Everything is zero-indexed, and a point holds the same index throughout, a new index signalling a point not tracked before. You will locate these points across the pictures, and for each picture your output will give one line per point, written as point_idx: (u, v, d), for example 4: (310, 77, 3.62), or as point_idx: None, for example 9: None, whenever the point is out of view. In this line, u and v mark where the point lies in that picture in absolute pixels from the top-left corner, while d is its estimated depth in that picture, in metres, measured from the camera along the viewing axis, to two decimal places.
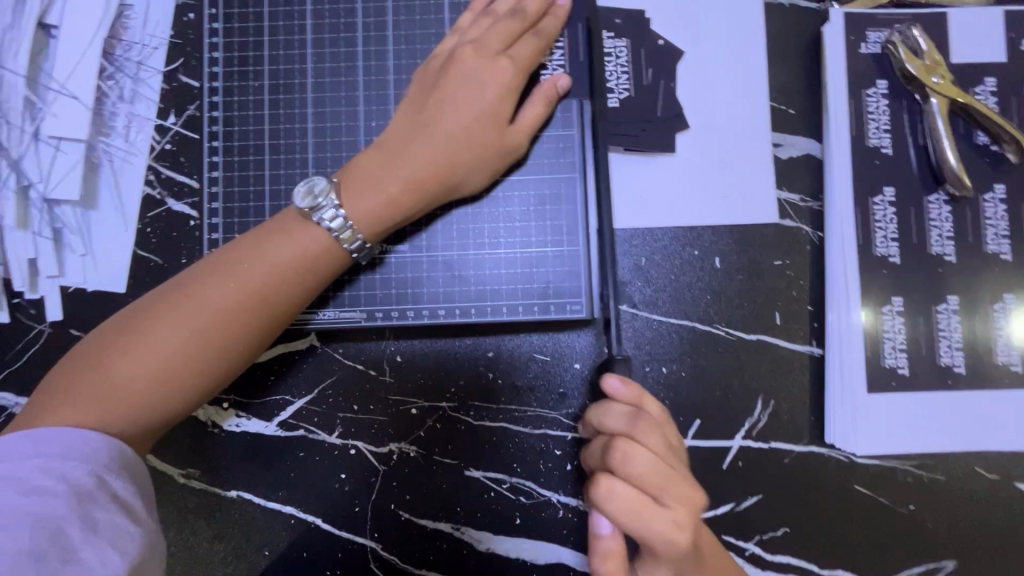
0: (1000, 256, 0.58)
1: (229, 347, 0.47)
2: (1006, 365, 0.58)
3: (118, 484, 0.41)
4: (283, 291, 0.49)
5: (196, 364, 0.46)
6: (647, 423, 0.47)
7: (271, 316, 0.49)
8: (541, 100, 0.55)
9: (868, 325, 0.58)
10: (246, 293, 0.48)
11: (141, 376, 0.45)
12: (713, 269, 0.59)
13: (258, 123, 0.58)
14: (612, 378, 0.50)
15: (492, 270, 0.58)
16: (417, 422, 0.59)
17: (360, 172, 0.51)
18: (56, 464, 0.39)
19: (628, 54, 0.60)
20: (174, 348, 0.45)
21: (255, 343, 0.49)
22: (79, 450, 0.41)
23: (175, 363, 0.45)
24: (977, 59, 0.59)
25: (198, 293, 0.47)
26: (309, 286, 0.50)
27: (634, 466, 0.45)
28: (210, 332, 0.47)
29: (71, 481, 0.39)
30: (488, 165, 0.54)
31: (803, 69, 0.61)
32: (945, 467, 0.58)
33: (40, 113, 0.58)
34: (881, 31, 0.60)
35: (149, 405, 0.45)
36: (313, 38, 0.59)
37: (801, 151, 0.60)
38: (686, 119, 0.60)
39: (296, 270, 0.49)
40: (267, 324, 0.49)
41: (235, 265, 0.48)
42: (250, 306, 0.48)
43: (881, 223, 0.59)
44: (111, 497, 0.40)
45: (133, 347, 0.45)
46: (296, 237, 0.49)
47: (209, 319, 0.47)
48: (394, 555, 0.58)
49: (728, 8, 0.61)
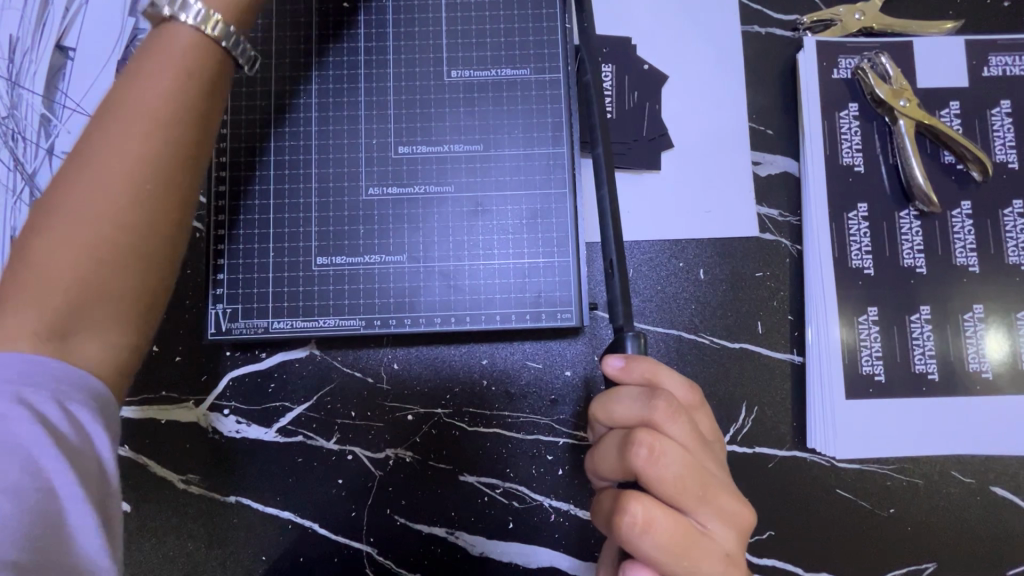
0: (968, 268, 0.61)
1: (146, 200, 0.37)
2: (978, 371, 0.60)
3: (83, 414, 0.34)
4: (169, 113, 0.38)
5: (118, 228, 0.36)
6: (669, 409, 0.44)
7: (178, 152, 0.39)
8: None
9: (845, 334, 0.61)
10: (144, 136, 0.38)
11: (63, 267, 0.35)
12: (698, 281, 0.62)
13: (263, 140, 0.61)
14: (614, 359, 0.46)
15: (486, 280, 0.60)
16: (413, 427, 0.60)
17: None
18: (15, 389, 0.33)
19: (614, 78, 0.64)
20: (85, 223, 0.36)
21: (173, 193, 0.38)
22: (41, 374, 0.34)
23: (94, 237, 0.36)
24: (941, 85, 0.63)
25: (93, 157, 0.37)
26: (196, 96, 0.40)
27: (664, 465, 0.42)
28: (116, 189, 0.37)
29: (31, 408, 0.33)
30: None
31: (780, 92, 0.65)
32: (922, 471, 0.60)
33: (56, 130, 0.61)
34: (851, 58, 0.64)
35: (102, 292, 0.36)
36: (318, 61, 0.62)
37: (779, 169, 0.64)
38: (670, 138, 0.64)
39: (174, 85, 0.39)
40: (168, 159, 0.38)
41: (108, 113, 0.38)
42: (149, 144, 0.38)
43: (855, 237, 0.62)
44: (76, 428, 0.34)
45: (35, 248, 0.35)
46: (163, 56, 0.40)
47: (111, 176, 0.37)
48: (389, 559, 0.59)
49: (709, 36, 0.65)
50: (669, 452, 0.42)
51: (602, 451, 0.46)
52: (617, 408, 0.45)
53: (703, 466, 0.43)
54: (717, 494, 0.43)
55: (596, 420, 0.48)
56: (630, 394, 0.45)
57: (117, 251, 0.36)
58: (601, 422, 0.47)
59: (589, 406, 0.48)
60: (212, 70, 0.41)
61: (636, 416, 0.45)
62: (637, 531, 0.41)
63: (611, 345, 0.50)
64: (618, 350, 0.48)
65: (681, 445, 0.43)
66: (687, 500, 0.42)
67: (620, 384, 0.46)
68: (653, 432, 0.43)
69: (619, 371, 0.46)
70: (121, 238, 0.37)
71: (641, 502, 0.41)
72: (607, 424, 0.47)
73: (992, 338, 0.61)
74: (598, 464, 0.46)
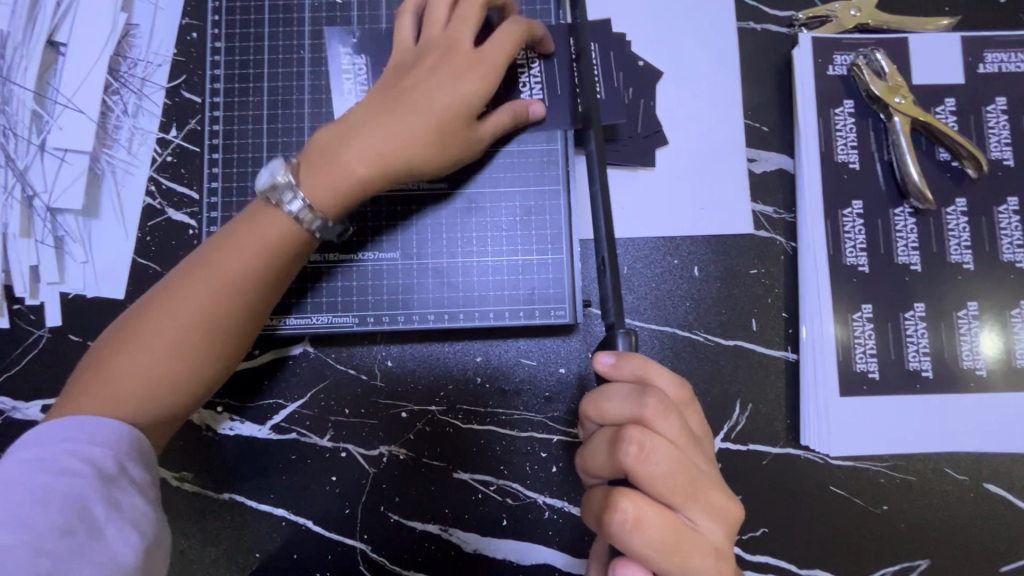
0: (963, 265, 0.61)
1: (221, 341, 0.49)
2: (972, 369, 0.60)
3: (136, 471, 0.44)
4: (253, 278, 0.50)
5: (188, 358, 0.48)
6: (659, 407, 0.44)
7: (241, 314, 0.50)
8: (508, 113, 0.57)
9: (839, 332, 0.61)
10: (224, 296, 0.49)
11: (138, 374, 0.46)
12: (693, 278, 0.62)
13: (257, 136, 0.61)
14: (605, 356, 0.47)
15: (480, 277, 0.60)
16: (406, 425, 0.60)
17: (321, 149, 0.52)
18: (82, 450, 0.42)
19: (602, 61, 0.62)
20: (166, 344, 0.47)
21: (235, 338, 0.50)
22: (102, 437, 0.43)
23: (168, 357, 0.47)
24: (936, 82, 0.63)
25: (181, 289, 0.49)
26: (279, 266, 0.51)
27: (654, 462, 0.42)
28: (195, 325, 0.48)
29: (94, 464, 0.42)
30: (448, 147, 0.54)
31: (775, 88, 0.64)
32: (916, 468, 0.60)
33: (47, 126, 0.61)
34: (847, 54, 0.63)
35: (152, 399, 0.47)
36: (311, 56, 0.62)
37: (774, 166, 0.64)
38: (665, 136, 0.63)
39: (262, 256, 0.50)
40: (240, 318, 0.50)
41: (211, 259, 0.50)
42: (226, 299, 0.49)
43: (850, 234, 0.62)
44: (130, 482, 0.43)
45: (129, 346, 0.47)
46: (262, 229, 0.50)
47: (196, 316, 0.48)
48: (383, 557, 0.59)
49: (704, 32, 0.65)
50: (659, 449, 0.42)
51: (592, 448, 0.46)
52: (608, 405, 0.46)
53: (692, 462, 0.43)
54: (706, 488, 0.43)
55: (586, 417, 0.48)
56: (620, 392, 0.45)
57: (177, 374, 0.48)
58: (591, 419, 0.47)
59: (580, 403, 0.48)
60: (282, 246, 0.51)
61: (626, 413, 0.45)
62: (626, 526, 0.41)
63: (604, 341, 0.50)
64: (610, 347, 0.49)
65: (670, 441, 0.43)
66: (676, 495, 0.42)
67: (610, 381, 0.46)
68: (643, 429, 0.43)
69: (609, 369, 0.46)
70: (181, 363, 0.48)
71: (631, 498, 0.42)
72: (596, 421, 0.47)
73: (986, 335, 0.61)
74: (588, 461, 0.47)
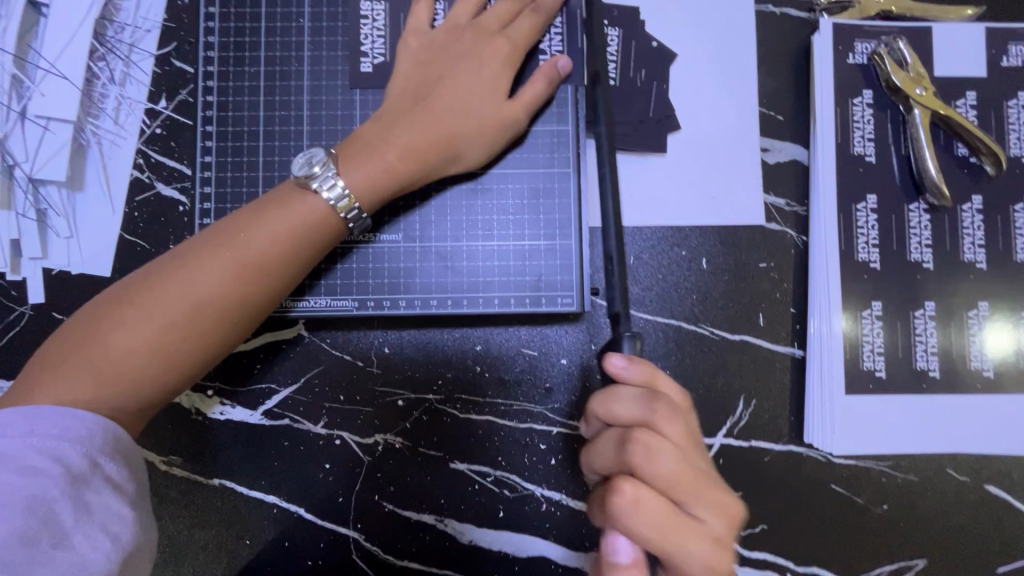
0: (976, 264, 0.60)
1: (230, 325, 0.48)
2: (979, 370, 0.60)
3: (111, 467, 0.42)
4: (278, 263, 0.48)
5: (195, 339, 0.46)
6: (669, 409, 0.43)
7: (249, 308, 0.48)
8: (542, 80, 0.55)
9: (847, 328, 0.59)
10: (238, 285, 0.47)
11: (139, 352, 0.45)
12: (700, 270, 0.60)
13: (253, 108, 0.58)
14: (617, 357, 0.45)
15: (485, 262, 0.58)
16: (403, 413, 0.59)
17: (359, 143, 0.51)
18: (51, 446, 0.40)
19: (620, 44, 0.61)
20: (171, 323, 0.45)
21: (247, 324, 0.49)
22: (73, 432, 0.41)
23: (173, 337, 0.46)
24: (958, 74, 0.61)
25: (195, 265, 0.47)
26: (306, 255, 0.50)
27: (661, 464, 0.41)
28: (206, 306, 0.46)
29: (65, 463, 0.40)
30: (486, 138, 0.54)
31: (792, 75, 0.62)
32: (918, 468, 0.60)
33: (28, 92, 0.58)
34: (868, 42, 0.61)
35: (150, 378, 0.45)
36: (310, 26, 0.58)
37: (788, 157, 0.62)
38: (677, 121, 0.61)
39: (289, 241, 0.49)
40: (257, 304, 0.48)
41: (233, 236, 0.48)
42: (244, 282, 0.47)
43: (862, 229, 0.60)
44: (104, 481, 0.42)
45: (131, 320, 0.45)
46: (294, 211, 0.49)
47: (207, 295, 0.46)
48: (377, 546, 0.58)
49: (721, 13, 0.62)
50: (664, 450, 0.41)
51: (597, 447, 0.45)
52: (615, 406, 0.44)
53: (699, 468, 0.42)
54: (714, 493, 0.42)
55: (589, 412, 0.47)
56: (629, 392, 0.44)
57: (178, 355, 0.46)
58: (596, 418, 0.46)
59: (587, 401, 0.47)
60: (310, 233, 0.49)
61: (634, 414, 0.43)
62: (629, 520, 0.40)
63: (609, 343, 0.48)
64: (615, 350, 0.47)
65: (681, 446, 0.42)
66: (684, 499, 0.41)
67: (620, 381, 0.45)
68: (651, 430, 0.42)
69: (620, 373, 0.44)
70: (184, 345, 0.46)
71: (632, 485, 0.41)
72: (600, 420, 0.45)
73: (994, 335, 0.60)
74: (593, 458, 0.45)
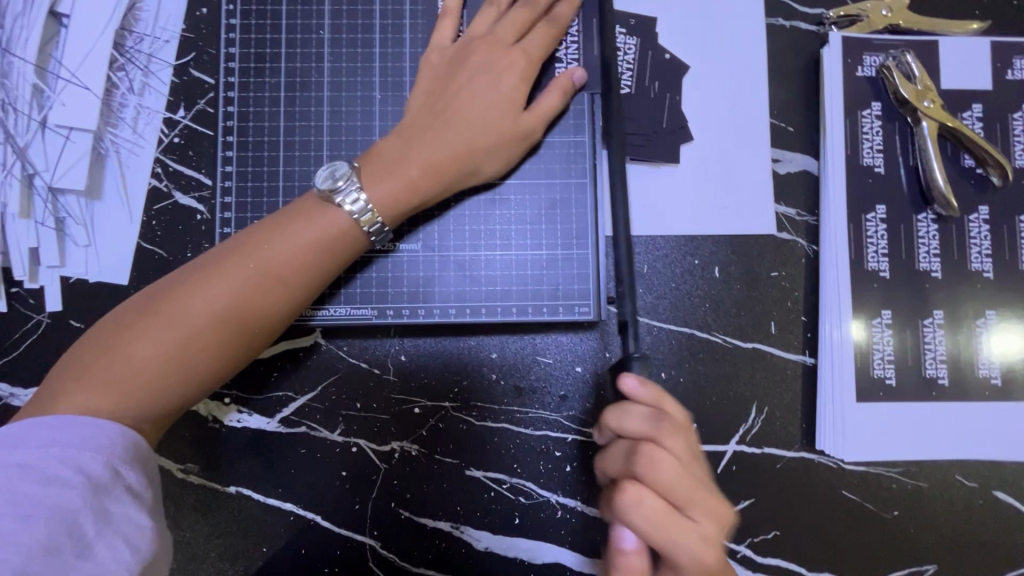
0: (983, 274, 0.61)
1: (250, 335, 0.48)
2: (987, 377, 0.61)
3: (132, 476, 0.42)
4: (299, 275, 0.49)
5: (216, 349, 0.47)
6: (675, 426, 0.44)
7: (273, 316, 0.49)
8: (559, 90, 0.56)
9: (858, 337, 0.60)
10: (259, 295, 0.48)
11: (159, 362, 0.45)
12: (713, 278, 0.61)
13: (273, 118, 0.58)
14: (629, 377, 0.46)
15: (502, 271, 0.59)
16: (419, 421, 0.59)
17: (380, 158, 0.52)
18: (72, 456, 0.40)
19: (637, 52, 0.62)
20: (191, 334, 0.46)
21: (266, 335, 0.49)
22: (95, 441, 0.41)
23: (194, 347, 0.46)
24: (965, 88, 0.62)
25: (217, 275, 0.47)
26: (326, 267, 0.50)
27: (663, 473, 0.43)
28: (228, 317, 0.47)
29: (86, 473, 0.40)
30: (504, 150, 0.55)
31: (803, 87, 0.63)
32: (928, 474, 0.60)
33: (48, 102, 0.58)
34: (876, 55, 0.62)
35: (170, 387, 0.46)
36: (330, 37, 0.59)
37: (799, 168, 0.63)
38: (690, 131, 0.62)
39: (309, 253, 0.49)
40: (276, 315, 0.49)
41: (254, 247, 0.49)
42: (264, 292, 0.48)
43: (872, 239, 0.61)
44: (124, 490, 0.42)
45: (153, 329, 0.46)
46: (314, 223, 0.49)
47: (228, 305, 0.47)
48: (393, 553, 0.58)
49: (733, 26, 0.63)
50: (669, 460, 0.43)
51: (608, 454, 0.47)
52: (624, 417, 0.45)
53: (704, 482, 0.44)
54: (720, 508, 0.43)
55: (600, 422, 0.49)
56: (637, 406, 0.45)
57: (198, 364, 0.46)
58: (607, 426, 0.47)
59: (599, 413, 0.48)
60: (330, 245, 0.50)
61: (642, 426, 0.45)
62: (626, 520, 0.42)
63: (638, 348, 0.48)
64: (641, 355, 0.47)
65: (682, 457, 0.44)
66: (692, 511, 0.43)
67: (631, 398, 0.46)
68: (656, 442, 0.44)
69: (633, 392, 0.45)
70: (205, 355, 0.46)
71: (633, 487, 0.43)
72: (609, 430, 0.47)
73: (1001, 342, 0.61)
74: (604, 466, 0.47)
